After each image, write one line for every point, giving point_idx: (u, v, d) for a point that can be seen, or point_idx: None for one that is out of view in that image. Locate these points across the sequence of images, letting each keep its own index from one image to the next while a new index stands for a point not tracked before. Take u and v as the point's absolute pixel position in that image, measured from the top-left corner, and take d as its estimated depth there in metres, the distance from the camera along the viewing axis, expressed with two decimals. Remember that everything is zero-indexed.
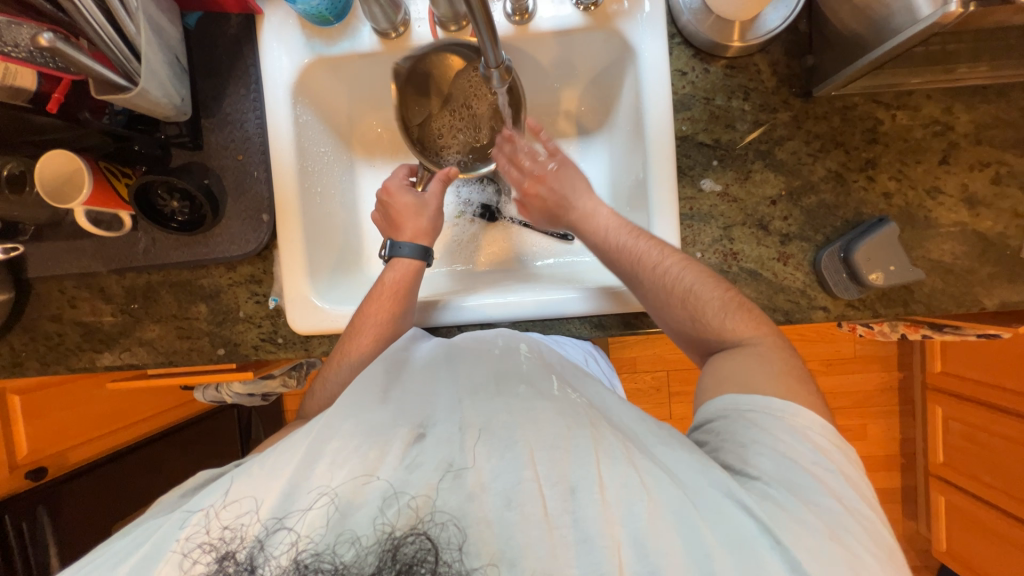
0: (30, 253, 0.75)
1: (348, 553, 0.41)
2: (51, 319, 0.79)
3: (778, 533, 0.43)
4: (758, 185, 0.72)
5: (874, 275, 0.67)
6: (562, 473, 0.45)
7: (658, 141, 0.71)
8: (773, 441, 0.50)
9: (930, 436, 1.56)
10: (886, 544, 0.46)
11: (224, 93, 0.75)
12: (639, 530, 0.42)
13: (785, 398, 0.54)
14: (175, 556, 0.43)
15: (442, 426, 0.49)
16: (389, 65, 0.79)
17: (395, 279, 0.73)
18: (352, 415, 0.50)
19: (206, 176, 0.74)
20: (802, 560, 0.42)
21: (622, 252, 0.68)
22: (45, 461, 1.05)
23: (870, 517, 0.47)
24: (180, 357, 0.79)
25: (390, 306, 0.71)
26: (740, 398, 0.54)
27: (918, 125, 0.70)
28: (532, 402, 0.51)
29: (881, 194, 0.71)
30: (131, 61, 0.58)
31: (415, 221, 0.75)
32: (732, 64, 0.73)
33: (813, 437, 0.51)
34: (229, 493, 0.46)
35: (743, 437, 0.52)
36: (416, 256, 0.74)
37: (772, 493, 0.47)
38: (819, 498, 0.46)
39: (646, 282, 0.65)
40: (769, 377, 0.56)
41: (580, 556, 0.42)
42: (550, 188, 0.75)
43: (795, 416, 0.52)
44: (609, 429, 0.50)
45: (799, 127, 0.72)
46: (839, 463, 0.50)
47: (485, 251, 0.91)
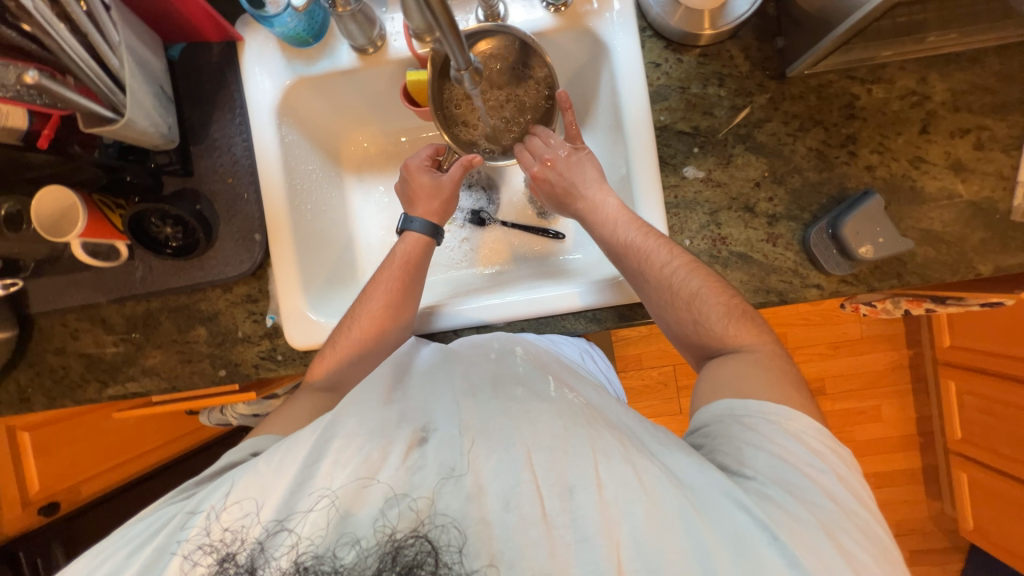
0: (31, 289, 0.77)
1: (348, 556, 0.41)
2: (54, 352, 0.80)
3: (775, 529, 0.43)
4: (740, 168, 0.73)
5: (863, 249, 0.67)
6: (560, 474, 0.44)
7: (637, 132, 0.72)
8: (769, 442, 0.50)
9: (946, 412, 1.54)
10: (883, 545, 0.45)
11: (211, 119, 0.77)
12: (639, 529, 0.42)
13: (780, 403, 0.54)
14: (178, 557, 0.44)
15: (443, 430, 0.48)
16: (370, 80, 0.80)
17: (406, 251, 0.76)
18: (355, 413, 0.49)
19: (198, 202, 0.76)
20: (800, 556, 0.41)
21: (619, 249, 0.69)
22: (58, 495, 1.09)
23: (866, 518, 0.46)
24: (182, 382, 0.80)
25: (400, 275, 0.74)
26: (735, 403, 0.54)
27: (894, 97, 0.70)
28: (531, 404, 0.51)
29: (864, 168, 0.71)
30: (117, 94, 0.60)
31: (430, 200, 0.79)
32: (705, 52, 0.74)
33: (807, 440, 0.51)
34: (229, 495, 0.46)
35: (739, 439, 0.52)
36: (426, 232, 0.78)
37: (769, 492, 0.46)
38: (815, 498, 0.46)
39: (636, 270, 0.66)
40: (762, 383, 0.56)
41: (579, 554, 0.42)
42: (559, 173, 0.76)
43: (789, 420, 0.52)
44: (606, 429, 0.50)
45: (776, 109, 0.72)
46: (833, 465, 0.50)
47: (481, 253, 0.92)
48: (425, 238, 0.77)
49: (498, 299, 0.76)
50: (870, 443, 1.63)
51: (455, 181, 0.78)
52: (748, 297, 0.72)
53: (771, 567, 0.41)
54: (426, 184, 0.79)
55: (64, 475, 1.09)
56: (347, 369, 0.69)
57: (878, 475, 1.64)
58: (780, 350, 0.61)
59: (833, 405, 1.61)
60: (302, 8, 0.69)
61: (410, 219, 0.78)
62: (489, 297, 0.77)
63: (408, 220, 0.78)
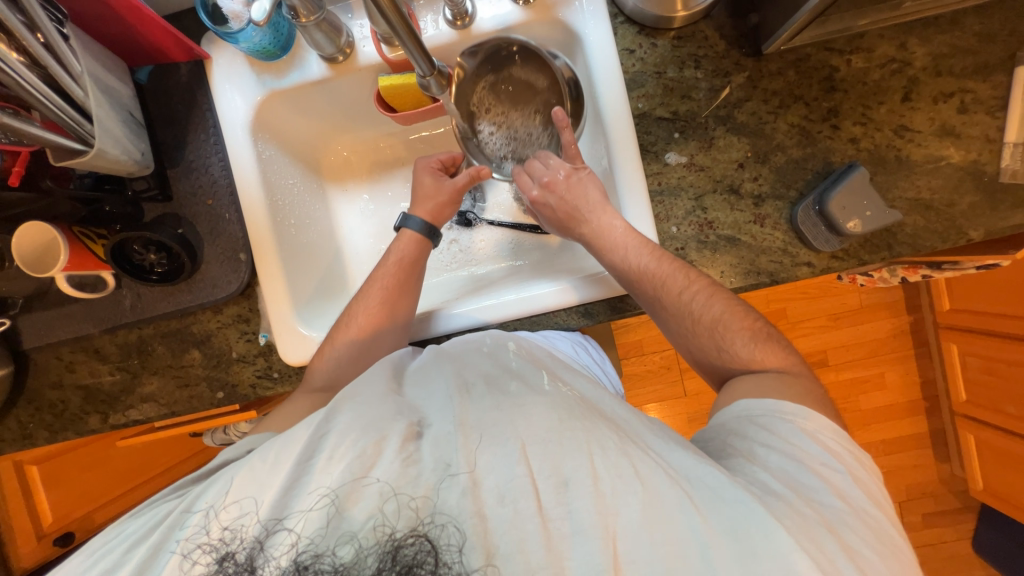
0: (22, 325, 0.77)
1: (348, 554, 0.42)
2: (52, 386, 0.80)
3: (773, 520, 0.42)
4: (722, 150, 0.72)
5: (851, 223, 0.66)
6: (555, 466, 0.44)
7: (616, 122, 0.71)
8: (781, 440, 0.51)
9: (950, 375, 1.54)
10: (893, 545, 0.45)
11: (185, 141, 0.76)
12: (635, 519, 0.42)
13: (797, 405, 0.54)
14: (177, 556, 0.45)
15: (436, 427, 0.48)
16: (343, 89, 0.79)
17: (400, 251, 0.76)
18: (352, 407, 0.49)
19: (180, 225, 0.75)
20: (795, 542, 0.41)
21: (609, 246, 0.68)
22: (72, 525, 1.11)
23: (877, 517, 0.47)
24: (181, 406, 0.80)
25: (395, 272, 0.74)
26: (752, 404, 0.56)
27: (874, 66, 0.69)
28: (524, 398, 0.51)
29: (848, 140, 0.70)
30: (84, 124, 0.59)
31: (428, 200, 0.78)
32: (679, 35, 0.72)
33: (823, 440, 0.52)
34: (228, 494, 0.46)
35: (751, 436, 0.53)
36: (421, 231, 0.77)
37: (773, 486, 0.47)
38: (822, 497, 0.46)
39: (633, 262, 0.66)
40: (779, 391, 0.57)
41: (575, 546, 0.42)
42: (559, 196, 0.73)
43: (806, 421, 0.53)
44: (601, 420, 0.50)
45: (755, 87, 0.71)
46: (849, 466, 0.50)
47: (479, 253, 0.92)
48: (417, 237, 0.76)
49: (493, 300, 0.76)
50: (876, 411, 1.63)
51: (458, 188, 0.78)
52: (739, 280, 0.71)
53: (768, 556, 0.41)
54: (429, 180, 0.79)
55: (77, 504, 1.11)
56: (345, 365, 0.69)
57: (885, 441, 1.64)
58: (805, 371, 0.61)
59: (836, 376, 1.61)
60: (263, 22, 0.62)
61: (405, 215, 0.77)
62: (484, 297, 0.77)
63: (404, 217, 0.77)
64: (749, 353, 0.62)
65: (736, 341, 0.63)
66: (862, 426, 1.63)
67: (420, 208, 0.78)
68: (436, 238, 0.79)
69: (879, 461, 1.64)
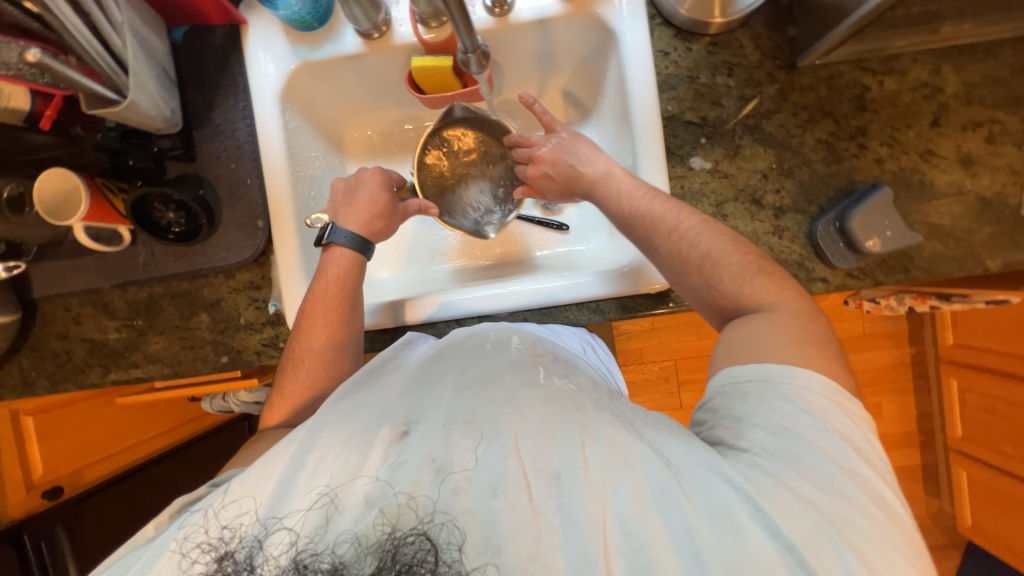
0: (34, 272, 0.77)
1: (348, 553, 0.42)
2: (58, 336, 0.80)
3: (760, 501, 0.42)
4: (748, 159, 0.72)
5: (870, 242, 0.66)
6: (547, 460, 0.45)
7: (645, 123, 0.71)
8: (767, 412, 0.47)
9: (947, 410, 1.54)
10: (889, 509, 0.43)
11: (214, 104, 0.76)
12: (624, 512, 0.42)
13: (788, 360, 0.50)
14: (174, 555, 0.45)
15: (424, 424, 0.48)
16: (374, 67, 0.80)
17: (337, 273, 0.70)
18: (331, 420, 0.49)
19: (201, 186, 0.74)
20: (781, 524, 0.41)
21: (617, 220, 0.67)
22: (61, 480, 1.08)
23: (871, 480, 0.44)
24: (185, 367, 0.80)
25: (336, 301, 0.68)
26: (736, 371, 0.51)
27: (906, 89, 0.69)
28: (516, 391, 0.51)
29: (874, 160, 0.70)
30: (120, 75, 0.60)
31: (373, 215, 0.73)
32: (714, 41, 0.73)
33: (810, 398, 0.47)
34: (228, 493, 0.46)
35: (739, 409, 0.49)
36: (354, 246, 0.72)
37: (759, 464, 0.44)
38: (811, 468, 0.44)
39: (662, 247, 0.63)
40: (781, 343, 0.51)
41: (565, 538, 0.42)
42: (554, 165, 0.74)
43: (793, 380, 0.48)
44: (596, 413, 0.50)
45: (785, 100, 0.71)
46: (836, 422, 0.46)
47: (451, 245, 0.89)
48: (353, 253, 0.71)
49: (491, 289, 0.76)
50: None
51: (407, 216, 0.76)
52: None
53: (752, 536, 0.41)
54: (367, 193, 0.74)
55: (68, 459, 1.09)
56: (303, 408, 0.65)
57: None
58: (805, 308, 0.55)
59: None
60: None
61: (329, 226, 0.72)
62: (492, 286, 0.76)
63: (328, 229, 0.72)
64: (737, 287, 0.58)
65: (724, 276, 0.58)
66: None
67: (351, 219, 0.73)
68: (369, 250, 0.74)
69: None
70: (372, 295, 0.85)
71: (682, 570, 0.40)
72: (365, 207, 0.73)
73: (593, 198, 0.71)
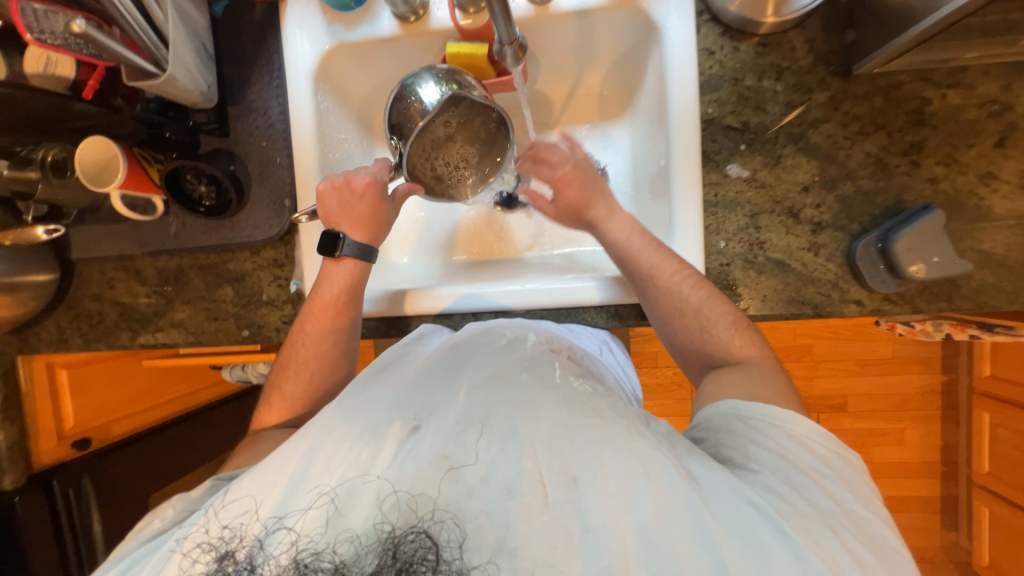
0: (73, 235, 0.80)
1: (348, 552, 0.42)
2: (92, 298, 0.84)
3: (784, 522, 0.41)
4: (789, 170, 0.68)
5: (914, 267, 0.62)
6: (565, 463, 0.44)
7: (682, 125, 0.68)
8: (774, 446, 0.49)
9: (975, 443, 1.47)
10: (890, 548, 0.43)
11: (249, 80, 0.77)
12: (644, 522, 0.42)
13: (786, 409, 0.52)
14: (177, 556, 0.45)
15: (435, 418, 0.49)
16: (408, 51, 0.78)
17: (342, 283, 0.70)
18: (336, 418, 0.50)
19: (233, 162, 0.76)
20: (805, 547, 0.40)
21: (625, 254, 0.67)
22: (90, 432, 1.08)
23: (871, 518, 0.45)
24: (208, 337, 0.82)
25: (338, 308, 0.70)
26: (742, 405, 0.53)
27: (971, 105, 0.64)
28: (532, 392, 0.50)
29: (926, 180, 0.66)
30: (160, 49, 0.60)
31: (376, 224, 0.72)
32: (764, 42, 0.69)
33: (813, 445, 0.49)
34: (228, 494, 0.48)
35: (744, 439, 0.50)
36: (358, 255, 0.71)
37: (774, 486, 0.45)
38: (816, 498, 0.44)
39: (662, 290, 0.64)
40: (772, 392, 0.55)
41: (583, 545, 0.41)
42: (577, 186, 0.71)
43: (796, 425, 0.50)
44: (613, 415, 0.49)
45: (836, 108, 0.67)
46: (840, 470, 0.48)
47: (474, 236, 0.88)
48: (356, 261, 0.71)
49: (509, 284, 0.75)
50: (888, 465, 1.57)
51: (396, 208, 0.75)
52: (780, 307, 0.69)
53: (779, 560, 0.39)
54: (361, 205, 0.70)
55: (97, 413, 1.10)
56: (302, 410, 0.68)
57: (891, 498, 1.58)
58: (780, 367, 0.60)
59: (852, 424, 1.56)
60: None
61: (338, 237, 0.69)
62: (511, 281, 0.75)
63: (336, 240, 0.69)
64: (726, 337, 0.62)
65: (721, 327, 0.62)
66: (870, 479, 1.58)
67: (354, 228, 0.71)
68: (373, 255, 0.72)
69: None
70: (390, 280, 0.85)
71: None
72: (364, 221, 0.71)
73: (598, 229, 0.71)
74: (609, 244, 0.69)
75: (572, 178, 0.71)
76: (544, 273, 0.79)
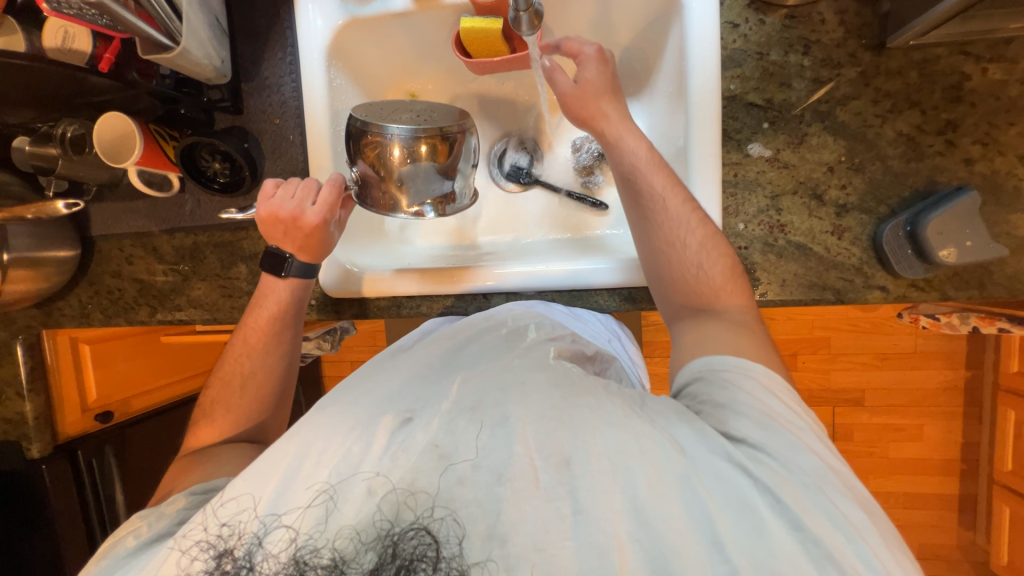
0: (93, 211, 0.81)
1: (348, 547, 0.42)
2: (112, 274, 0.85)
3: (779, 492, 0.40)
4: (814, 149, 0.66)
5: (945, 252, 0.59)
6: (556, 445, 0.44)
7: (702, 102, 0.65)
8: (751, 400, 0.47)
9: (999, 441, 1.43)
10: (869, 504, 0.43)
11: (262, 57, 0.76)
12: (638, 499, 0.41)
13: (760, 362, 0.51)
14: (175, 553, 0.46)
15: (428, 410, 0.48)
16: (422, 27, 0.77)
17: (285, 296, 0.71)
18: (329, 416, 0.50)
19: (247, 139, 0.76)
20: (802, 516, 0.39)
21: (637, 169, 0.62)
22: (111, 406, 1.12)
23: (847, 473, 0.44)
24: (223, 314, 0.83)
25: (277, 320, 0.71)
26: (714, 358, 0.51)
27: (1013, 80, 0.61)
28: (523, 375, 0.51)
29: (961, 160, 0.62)
30: (174, 21, 0.60)
31: (319, 249, 0.71)
32: (792, 14, 0.66)
33: (785, 398, 0.48)
34: (227, 492, 0.48)
35: (721, 396, 0.48)
36: (302, 275, 0.71)
37: (757, 451, 0.43)
38: (799, 459, 0.43)
39: (674, 208, 0.59)
40: (751, 343, 0.53)
41: (575, 528, 0.41)
42: (600, 71, 0.65)
43: (768, 377, 0.49)
44: (605, 394, 0.49)
45: (866, 85, 0.64)
46: (809, 422, 0.47)
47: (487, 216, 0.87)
48: (299, 281, 0.71)
49: (518, 265, 0.74)
50: (905, 461, 1.54)
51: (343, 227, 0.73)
52: (799, 293, 0.67)
53: (775, 533, 0.39)
54: (304, 237, 0.69)
55: (117, 388, 1.13)
56: (243, 425, 0.67)
57: (907, 494, 1.55)
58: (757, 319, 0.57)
59: (869, 418, 1.52)
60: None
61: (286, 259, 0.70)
62: (527, 262, 0.74)
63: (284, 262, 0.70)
64: (723, 280, 0.58)
65: (716, 267, 0.58)
66: (885, 474, 1.55)
67: (298, 249, 0.70)
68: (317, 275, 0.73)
69: (896, 512, 1.56)
70: (402, 259, 0.84)
71: (705, 561, 0.39)
72: (309, 246, 0.70)
73: (608, 137, 0.64)
74: (618, 158, 0.63)
75: (597, 64, 0.65)
76: (555, 254, 0.78)
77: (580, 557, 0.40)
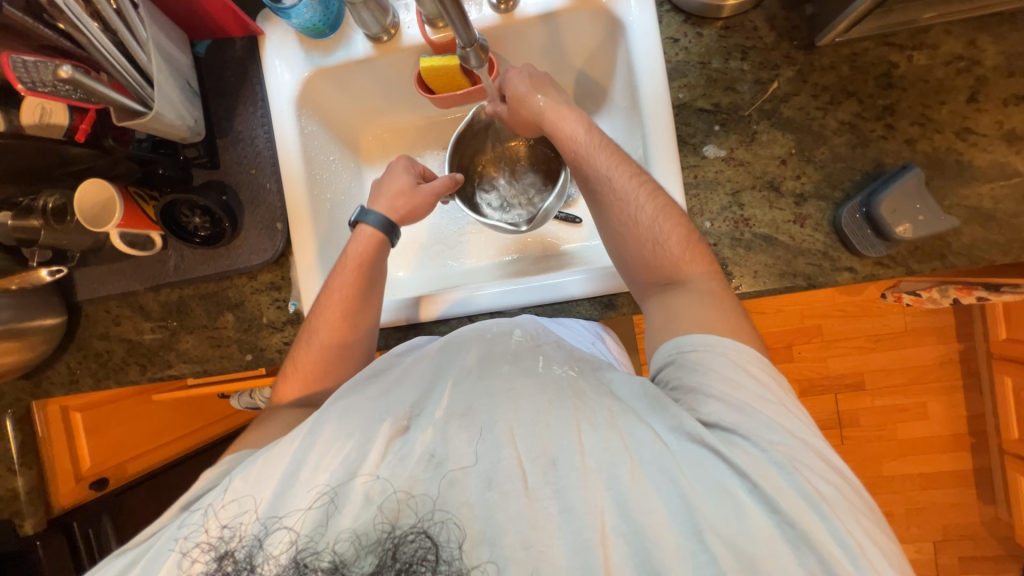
0: (77, 277, 0.82)
1: (348, 551, 0.43)
2: (99, 337, 0.86)
3: (753, 475, 0.41)
4: (765, 146, 0.69)
5: (901, 228, 0.62)
6: (544, 446, 0.45)
7: (654, 111, 0.69)
8: (721, 382, 0.47)
9: (1000, 409, 1.43)
10: (843, 473, 0.44)
11: (235, 112, 0.80)
12: (622, 493, 0.42)
13: (727, 336, 0.51)
14: (176, 554, 0.45)
15: (422, 419, 0.48)
16: (386, 70, 0.81)
17: (358, 252, 0.71)
18: (331, 415, 0.49)
19: (225, 191, 0.78)
20: (776, 498, 0.40)
21: (581, 153, 0.66)
22: (106, 472, 1.11)
23: (819, 444, 0.45)
24: (213, 365, 0.83)
25: (352, 287, 0.69)
26: (680, 339, 0.52)
27: (938, 64, 0.65)
28: (514, 380, 0.50)
29: (903, 141, 0.66)
30: (145, 87, 0.64)
31: (396, 194, 0.74)
32: (727, 25, 0.71)
33: (754, 370, 0.48)
34: (225, 492, 0.46)
35: (691, 381, 0.48)
36: (381, 228, 0.72)
37: (733, 437, 0.44)
38: (772, 439, 0.43)
39: (619, 184, 0.63)
40: (721, 316, 0.53)
41: (563, 524, 0.42)
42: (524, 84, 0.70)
43: (738, 351, 0.49)
44: (595, 392, 0.49)
45: (804, 82, 0.68)
46: (782, 397, 0.47)
47: (469, 245, 0.89)
48: (379, 244, 0.72)
49: (506, 284, 0.75)
50: (914, 441, 1.53)
51: (433, 194, 0.75)
52: (772, 282, 0.68)
53: (750, 514, 0.40)
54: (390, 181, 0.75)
55: (112, 453, 1.12)
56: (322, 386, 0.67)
57: (922, 475, 1.53)
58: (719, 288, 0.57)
59: (872, 401, 1.52)
60: (348, 33, 0.78)
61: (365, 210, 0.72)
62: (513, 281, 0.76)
63: (362, 212, 0.72)
64: (681, 249, 0.59)
65: (672, 239, 0.59)
66: (896, 456, 1.53)
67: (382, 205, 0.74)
68: (398, 235, 0.74)
69: (914, 495, 1.53)
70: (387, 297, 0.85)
71: (684, 550, 0.40)
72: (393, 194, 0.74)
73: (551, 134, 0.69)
74: (568, 153, 0.67)
75: (522, 78, 0.70)
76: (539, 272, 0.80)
77: (569, 553, 0.41)
